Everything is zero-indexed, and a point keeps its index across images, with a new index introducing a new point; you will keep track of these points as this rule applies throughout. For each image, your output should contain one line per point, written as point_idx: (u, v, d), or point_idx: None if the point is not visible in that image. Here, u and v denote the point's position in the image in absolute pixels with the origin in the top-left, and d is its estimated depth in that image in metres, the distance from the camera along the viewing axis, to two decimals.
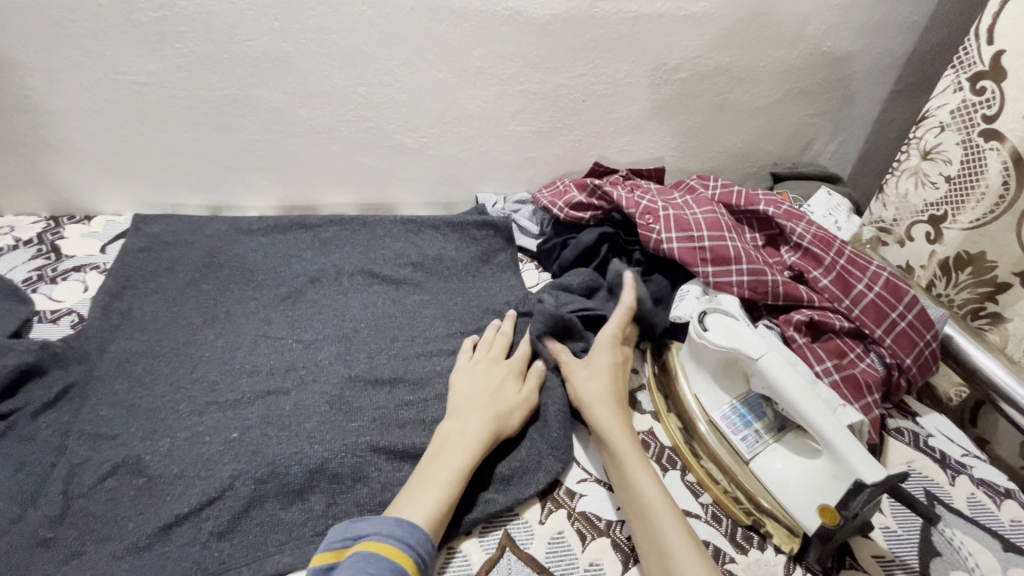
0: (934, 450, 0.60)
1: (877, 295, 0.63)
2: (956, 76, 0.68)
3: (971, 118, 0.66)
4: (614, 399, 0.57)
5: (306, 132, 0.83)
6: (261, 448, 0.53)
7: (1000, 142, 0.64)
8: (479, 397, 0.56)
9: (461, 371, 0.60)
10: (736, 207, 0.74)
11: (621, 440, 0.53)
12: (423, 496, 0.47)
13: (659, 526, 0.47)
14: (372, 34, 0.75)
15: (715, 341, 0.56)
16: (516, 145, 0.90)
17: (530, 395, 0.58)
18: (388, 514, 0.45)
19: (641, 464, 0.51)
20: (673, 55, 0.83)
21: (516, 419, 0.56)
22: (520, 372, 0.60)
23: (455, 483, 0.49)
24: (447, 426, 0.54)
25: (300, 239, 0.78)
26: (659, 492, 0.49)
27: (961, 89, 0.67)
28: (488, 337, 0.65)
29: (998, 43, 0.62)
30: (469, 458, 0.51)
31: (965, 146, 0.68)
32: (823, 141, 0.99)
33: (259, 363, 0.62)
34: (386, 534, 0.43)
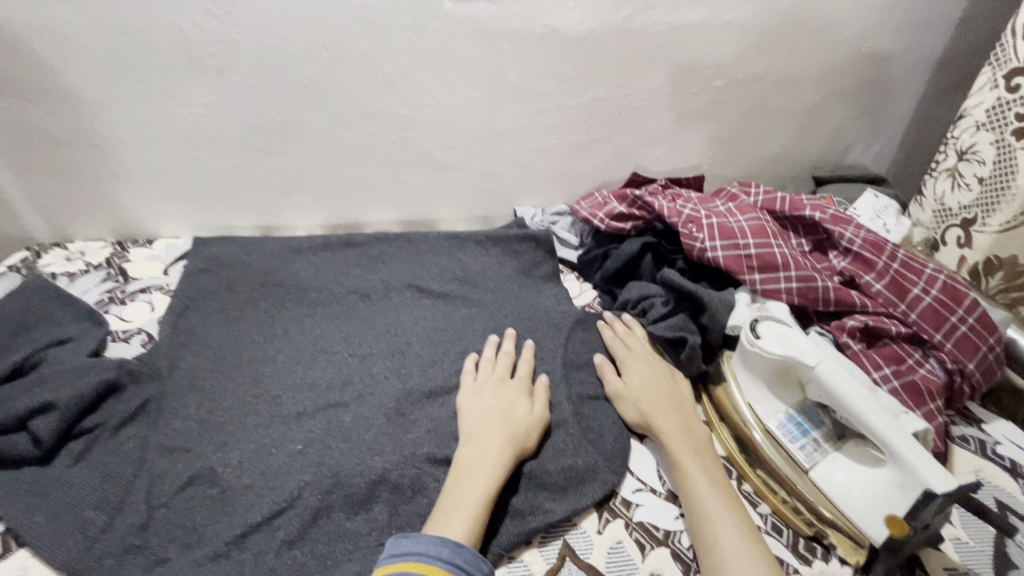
0: (1002, 459, 0.58)
1: (935, 299, 0.62)
2: (993, 74, 0.71)
3: (1005, 116, 0.69)
4: (677, 412, 0.59)
5: (351, 154, 0.87)
6: (325, 459, 0.55)
7: None
8: (492, 419, 0.57)
9: (467, 393, 0.61)
10: (780, 212, 0.73)
11: (681, 443, 0.55)
12: (453, 518, 0.48)
13: (720, 534, 0.48)
14: (415, 57, 0.78)
15: (769, 349, 0.55)
16: (553, 158, 0.91)
17: (542, 412, 0.58)
18: (431, 533, 0.46)
19: (702, 472, 0.53)
20: (708, 63, 0.84)
21: (532, 439, 0.56)
22: (528, 390, 0.61)
23: (478, 510, 0.49)
24: (465, 452, 0.54)
25: (349, 257, 0.82)
26: (721, 499, 0.51)
27: (997, 87, 0.70)
28: (488, 356, 0.65)
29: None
30: (491, 484, 0.51)
31: (998, 145, 0.70)
32: (863, 143, 0.98)
33: (318, 378, 0.65)
34: (434, 556, 0.44)
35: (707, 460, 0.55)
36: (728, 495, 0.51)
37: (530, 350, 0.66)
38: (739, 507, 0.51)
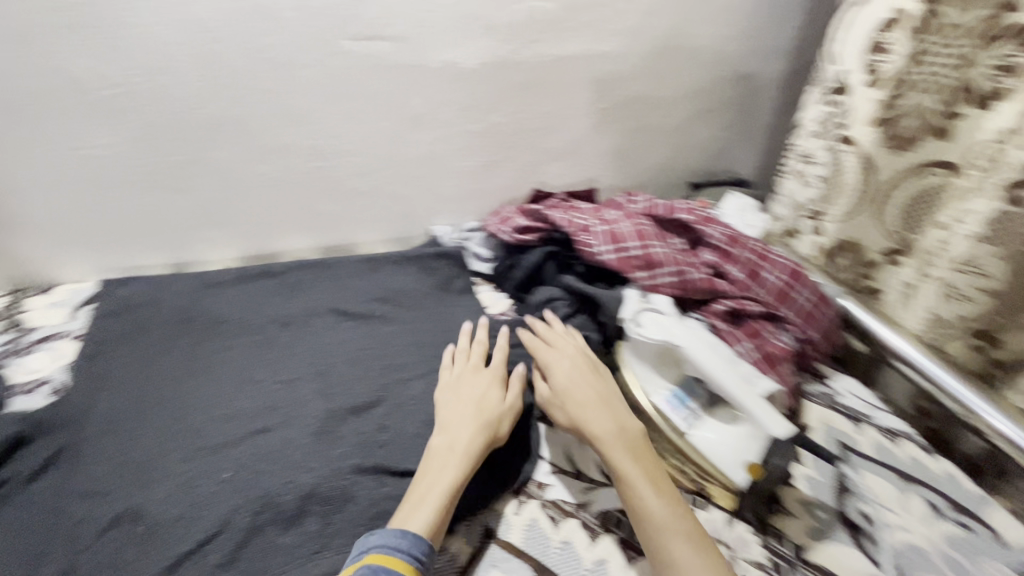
0: (844, 407, 0.70)
1: (784, 282, 0.75)
2: (819, 94, 0.87)
3: (833, 127, 0.85)
4: (605, 411, 0.59)
5: (263, 186, 0.89)
6: (254, 482, 0.58)
7: (853, 145, 0.81)
8: (463, 410, 0.61)
9: (445, 382, 0.65)
10: (659, 217, 0.83)
11: (614, 449, 0.56)
12: (421, 506, 0.52)
13: (671, 545, 0.50)
14: (319, 91, 0.82)
15: (649, 336, 0.65)
16: (462, 179, 0.98)
17: (513, 402, 0.63)
18: (394, 526, 0.51)
19: (647, 483, 0.54)
20: (592, 89, 0.94)
21: (504, 426, 0.60)
22: (501, 380, 0.65)
23: (444, 500, 0.53)
24: (438, 441, 0.58)
25: (268, 288, 0.84)
26: (661, 501, 0.53)
27: (824, 104, 0.86)
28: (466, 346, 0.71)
29: (840, 64, 0.82)
30: (460, 473, 0.55)
31: (830, 150, 0.85)
32: (733, 151, 1.12)
33: (243, 407, 0.67)
34: (394, 547, 0.48)
35: (643, 461, 0.56)
36: (672, 502, 0.53)
37: (505, 338, 0.70)
38: (683, 513, 0.53)
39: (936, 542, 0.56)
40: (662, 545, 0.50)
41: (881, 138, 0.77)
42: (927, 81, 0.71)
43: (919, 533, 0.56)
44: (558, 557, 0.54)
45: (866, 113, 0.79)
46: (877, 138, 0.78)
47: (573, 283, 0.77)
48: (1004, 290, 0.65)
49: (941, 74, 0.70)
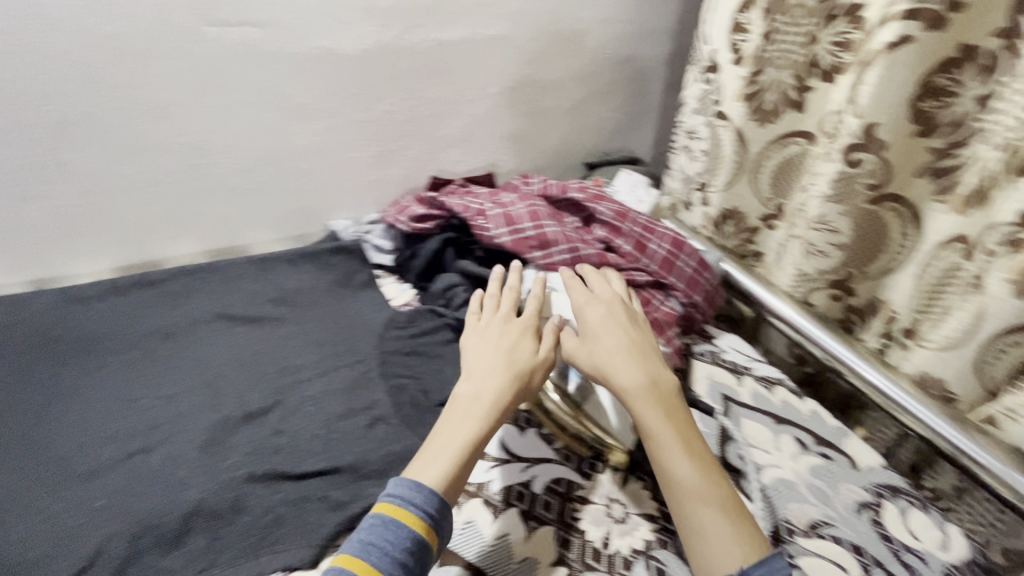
0: (727, 362, 0.76)
1: (667, 251, 0.79)
2: (694, 72, 0.87)
3: (710, 103, 0.85)
4: (640, 368, 0.57)
5: (131, 189, 0.81)
6: (130, 506, 0.54)
7: (727, 121, 0.83)
8: (492, 359, 0.57)
9: (471, 331, 0.62)
10: (553, 197, 0.86)
11: (646, 406, 0.54)
12: (436, 461, 0.49)
13: (696, 506, 0.49)
14: (184, 82, 0.76)
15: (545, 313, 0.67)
16: (356, 170, 0.95)
17: (547, 353, 0.59)
18: (408, 476, 0.49)
19: (678, 444, 0.52)
20: (481, 73, 0.94)
21: (536, 377, 0.57)
22: (534, 329, 0.61)
23: (462, 454, 0.50)
24: (464, 389, 0.55)
25: (147, 298, 0.77)
26: (691, 464, 0.51)
27: (700, 81, 0.86)
28: (494, 293, 0.66)
29: (711, 44, 0.82)
30: (482, 426, 0.52)
31: (709, 125, 0.86)
32: (627, 130, 1.16)
33: (119, 428, 0.61)
34: (406, 501, 0.46)
35: (675, 422, 0.54)
36: (703, 465, 0.51)
37: (540, 286, 0.66)
38: (714, 476, 0.51)
39: (801, 474, 0.62)
40: (688, 508, 0.49)
41: (746, 112, 0.80)
42: (780, 58, 0.74)
43: (788, 468, 0.63)
44: (459, 539, 0.53)
45: (733, 89, 0.80)
46: (744, 112, 0.80)
47: (466, 265, 0.79)
48: (852, 242, 0.71)
49: (793, 51, 0.73)
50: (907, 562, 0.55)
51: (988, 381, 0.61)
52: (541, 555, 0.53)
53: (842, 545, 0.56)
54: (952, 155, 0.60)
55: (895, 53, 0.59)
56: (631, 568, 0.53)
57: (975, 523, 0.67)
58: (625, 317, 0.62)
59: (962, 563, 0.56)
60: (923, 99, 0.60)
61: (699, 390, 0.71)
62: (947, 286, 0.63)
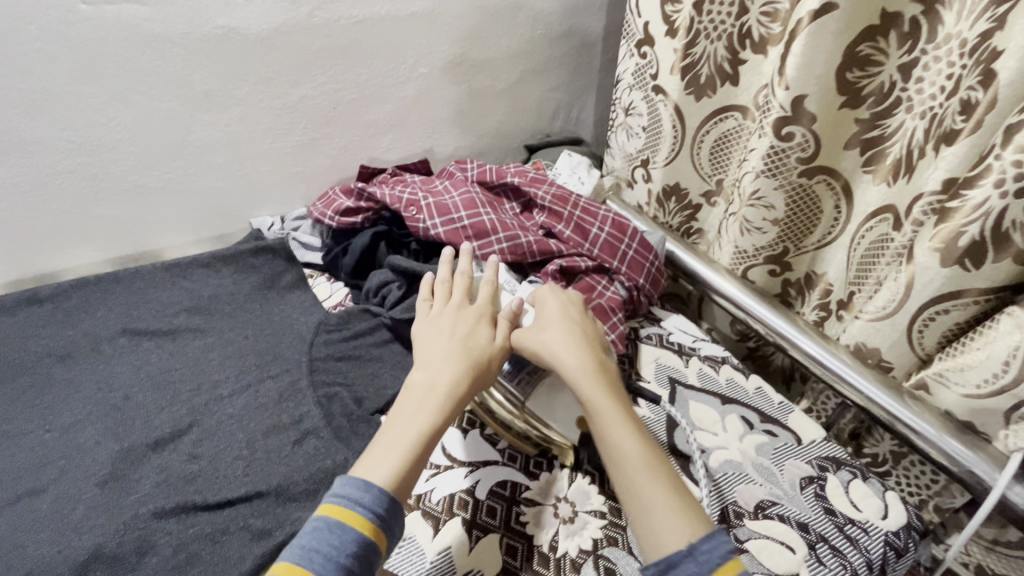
0: (673, 343, 0.75)
1: (608, 234, 0.76)
2: (627, 46, 0.83)
3: (645, 77, 0.82)
4: (584, 352, 0.56)
5: (8, 193, 0.71)
6: (15, 559, 0.47)
7: (665, 95, 0.79)
8: (447, 346, 0.55)
9: (422, 321, 0.59)
10: (490, 183, 0.82)
11: (588, 387, 0.53)
12: (387, 455, 0.47)
13: (641, 481, 0.47)
14: (59, 69, 0.67)
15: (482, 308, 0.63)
16: (277, 162, 0.88)
17: (502, 342, 0.58)
18: (357, 474, 0.45)
19: (622, 422, 0.51)
20: (408, 53, 0.88)
21: (492, 364, 0.55)
22: (489, 318, 0.59)
23: (416, 445, 0.48)
24: (418, 378, 0.53)
25: (35, 316, 0.69)
26: (635, 441, 0.49)
27: (634, 56, 0.82)
28: (445, 281, 0.64)
29: (644, 16, 0.77)
30: (437, 416, 0.49)
31: (647, 100, 0.83)
32: (566, 109, 1.13)
33: (2, 469, 0.54)
34: (353, 501, 0.43)
35: (619, 402, 0.53)
36: (648, 444, 0.50)
37: (492, 270, 0.65)
38: (660, 454, 0.50)
39: (748, 453, 0.62)
40: (631, 483, 0.47)
41: (682, 85, 0.76)
42: (713, 28, 0.70)
43: (736, 449, 0.62)
44: (397, 556, 0.50)
45: (669, 63, 0.77)
46: (679, 86, 0.77)
47: (396, 260, 0.73)
48: (784, 218, 0.70)
49: (725, 22, 0.69)
50: (850, 535, 0.56)
51: (919, 350, 0.62)
52: (487, 565, 0.50)
53: (788, 524, 0.55)
54: (879, 126, 0.60)
55: (818, 21, 0.56)
56: (581, 569, 0.51)
57: (913, 485, 0.71)
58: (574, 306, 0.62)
59: (899, 528, 0.56)
60: (850, 70, 0.59)
61: (647, 375, 0.70)
62: (879, 255, 0.63)
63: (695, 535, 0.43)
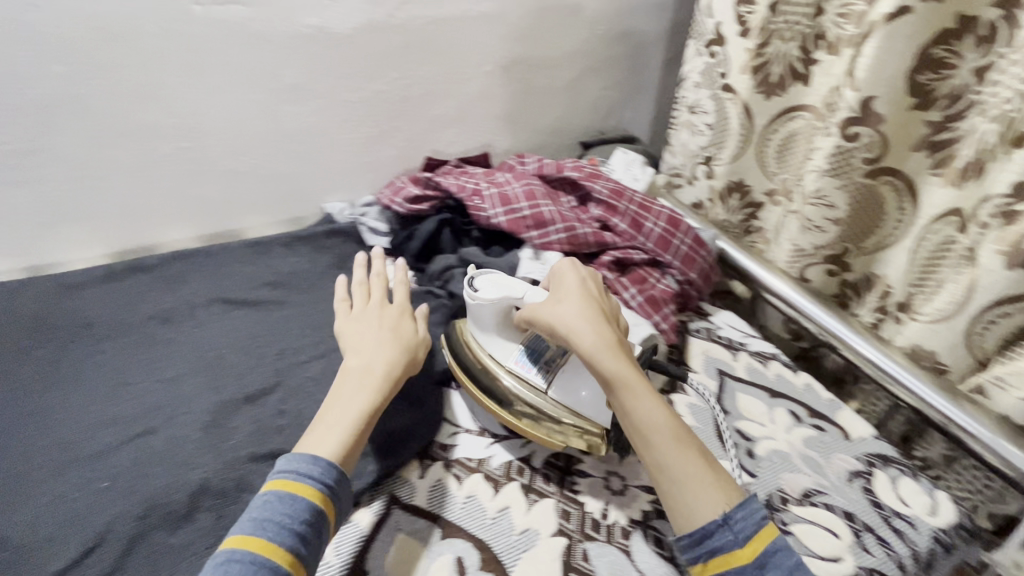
0: (722, 338, 0.77)
1: (663, 229, 0.79)
2: (697, 45, 0.86)
3: (715, 75, 0.84)
4: (603, 326, 0.54)
5: (123, 173, 0.80)
6: (137, 486, 0.55)
7: (733, 93, 0.82)
8: (380, 338, 0.59)
9: (344, 320, 0.63)
10: (549, 176, 0.85)
11: (613, 362, 0.52)
12: (331, 432, 0.50)
13: (673, 454, 0.48)
14: (172, 63, 0.75)
15: (488, 297, 0.60)
16: (349, 152, 0.94)
17: (425, 333, 0.63)
18: (304, 451, 0.49)
19: (649, 395, 0.51)
20: (475, 51, 0.92)
21: (422, 352, 0.61)
22: (410, 313, 0.64)
23: (361, 421, 0.52)
24: (352, 366, 0.56)
25: (142, 283, 0.77)
26: (663, 414, 0.50)
27: (703, 55, 0.85)
28: (364, 280, 0.67)
29: (716, 16, 0.81)
30: (377, 395, 0.54)
31: (715, 98, 0.85)
32: (621, 108, 1.14)
33: (121, 411, 0.62)
34: (304, 474, 0.47)
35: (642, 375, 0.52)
36: (673, 415, 0.51)
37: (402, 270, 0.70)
38: (683, 424, 0.51)
39: (795, 445, 0.63)
40: (664, 458, 0.48)
41: (752, 84, 0.79)
42: (787, 28, 0.73)
43: (783, 440, 0.64)
44: (462, 510, 0.55)
45: (739, 61, 0.80)
46: (750, 84, 0.80)
47: (470, 253, 0.79)
48: (847, 217, 0.71)
49: (799, 22, 0.72)
50: (897, 527, 0.57)
51: (978, 352, 0.62)
52: (543, 525, 0.54)
53: (834, 512, 0.57)
54: (950, 128, 0.60)
55: (894, 23, 0.58)
56: (631, 537, 0.55)
57: (965, 489, 0.70)
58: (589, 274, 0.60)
59: (948, 527, 0.57)
60: (921, 73, 0.60)
61: (696, 365, 0.73)
62: (942, 259, 0.63)
63: (729, 506, 0.46)
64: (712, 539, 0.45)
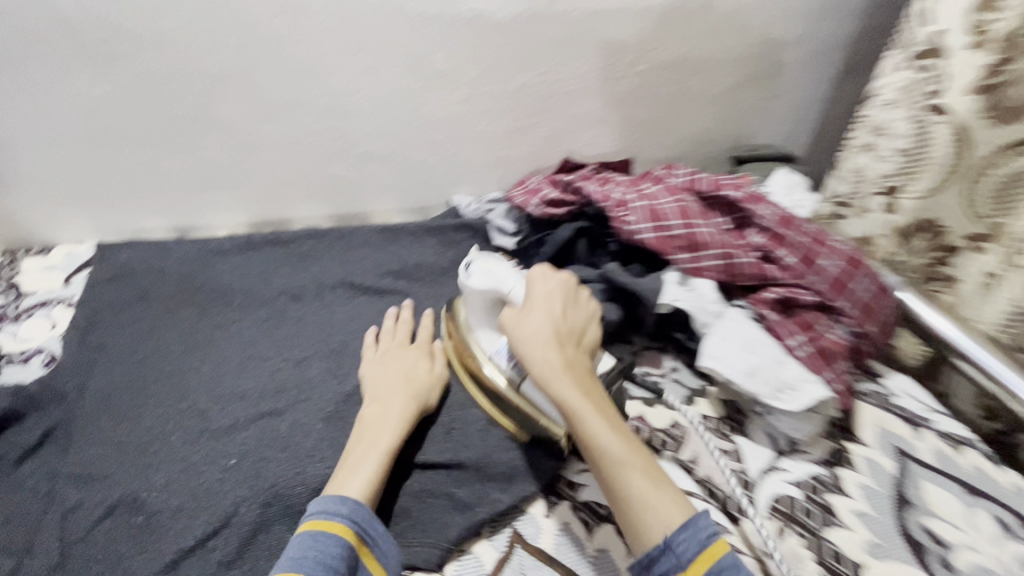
0: (899, 409, 0.64)
1: (840, 269, 0.67)
2: (899, 57, 0.72)
3: (922, 93, 0.69)
4: (558, 348, 0.52)
5: (271, 147, 0.80)
6: (262, 472, 0.53)
7: (948, 116, 0.67)
8: (393, 380, 0.58)
9: (369, 362, 0.62)
10: (702, 192, 0.75)
11: (563, 387, 0.50)
12: (353, 475, 0.49)
13: (621, 480, 0.47)
14: (332, 42, 0.73)
15: (478, 287, 0.58)
16: (485, 145, 0.89)
17: (440, 372, 0.60)
18: (332, 491, 0.48)
19: (601, 419, 0.49)
20: (632, 48, 0.84)
21: (435, 395, 0.58)
22: (429, 351, 0.62)
23: (381, 463, 0.50)
24: (369, 411, 0.55)
25: (276, 257, 0.77)
26: (613, 438, 0.48)
27: (908, 68, 0.71)
28: (389, 327, 0.65)
29: (936, 23, 0.67)
30: (395, 437, 0.52)
31: (915, 122, 0.71)
32: (779, 122, 1.02)
33: (250, 387, 0.62)
34: (333, 513, 0.46)
35: (596, 398, 0.51)
36: (627, 438, 0.49)
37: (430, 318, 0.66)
38: (637, 448, 0.49)
39: (1005, 564, 0.52)
40: (612, 482, 0.47)
41: (979, 106, 0.64)
42: None
43: (987, 554, 0.52)
44: (591, 566, 0.50)
45: (966, 80, 0.65)
46: (977, 106, 0.64)
47: (613, 271, 0.69)
48: None
49: None
50: None
51: None
52: None
53: None
54: None
55: None
56: None
57: None
58: (558, 284, 0.57)
59: None
60: None
61: (868, 439, 0.61)
62: None
63: (669, 529, 0.44)
64: (656, 563, 0.44)
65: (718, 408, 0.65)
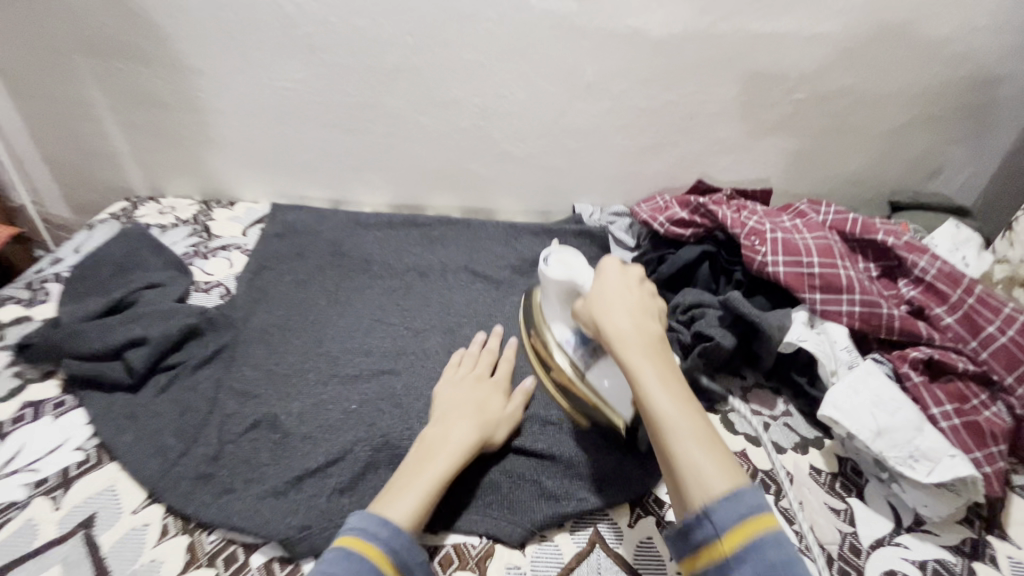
0: None
1: (1010, 340, 0.58)
2: None
3: None
4: (630, 312, 0.50)
5: (423, 138, 0.89)
6: (377, 421, 0.60)
7: None
8: (463, 405, 0.57)
9: (444, 383, 0.62)
10: (850, 234, 0.70)
11: (627, 347, 0.47)
12: (403, 495, 0.48)
13: (675, 445, 0.42)
14: (495, 49, 0.79)
15: (552, 276, 0.57)
16: (618, 158, 0.90)
17: (514, 411, 0.59)
18: (375, 510, 0.46)
19: (663, 382, 0.45)
20: (791, 74, 0.81)
21: (500, 433, 0.57)
22: (506, 390, 0.61)
23: (432, 488, 0.49)
24: (433, 432, 0.55)
25: (411, 237, 0.85)
26: (673, 403, 0.43)
27: None
28: (472, 351, 0.66)
29: None
30: (453, 465, 0.51)
31: None
32: (951, 169, 0.91)
33: (374, 345, 0.69)
34: (372, 534, 0.44)
35: (664, 363, 0.46)
36: (691, 406, 0.44)
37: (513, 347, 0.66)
38: (703, 419, 0.43)
39: None
40: (667, 448, 0.42)
41: None
42: None
43: None
44: None
45: None
46: None
47: (736, 299, 0.64)
48: None
49: None
50: None
51: None
52: None
53: None
54: None
55: None
56: None
57: None
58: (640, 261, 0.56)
59: None
60: None
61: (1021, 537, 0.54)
62: None
63: (708, 497, 0.40)
64: (697, 531, 0.40)
65: (832, 462, 0.60)
